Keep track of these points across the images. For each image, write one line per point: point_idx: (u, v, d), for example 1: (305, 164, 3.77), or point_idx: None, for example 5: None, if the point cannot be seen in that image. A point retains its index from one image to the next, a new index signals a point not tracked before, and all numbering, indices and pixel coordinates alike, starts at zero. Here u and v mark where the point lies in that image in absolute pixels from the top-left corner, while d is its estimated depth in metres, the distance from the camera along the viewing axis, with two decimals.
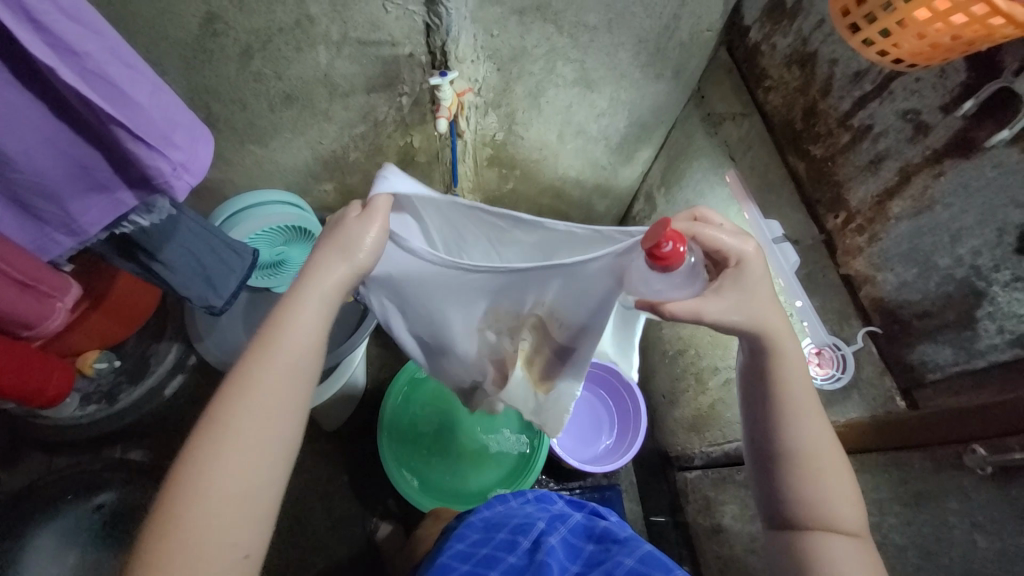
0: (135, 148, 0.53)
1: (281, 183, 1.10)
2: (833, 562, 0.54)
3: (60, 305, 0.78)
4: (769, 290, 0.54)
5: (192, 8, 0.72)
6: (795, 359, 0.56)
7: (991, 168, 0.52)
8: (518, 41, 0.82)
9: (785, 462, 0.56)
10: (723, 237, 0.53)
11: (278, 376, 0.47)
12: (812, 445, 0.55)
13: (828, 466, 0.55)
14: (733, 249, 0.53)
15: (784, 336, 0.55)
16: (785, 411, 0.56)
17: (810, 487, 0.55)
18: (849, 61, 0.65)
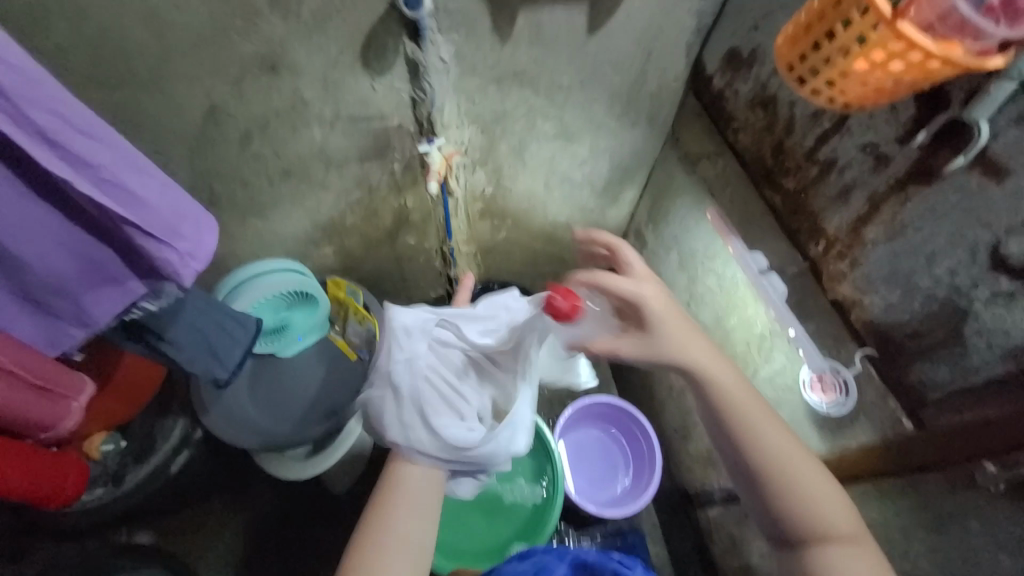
0: (145, 242, 0.56)
1: (281, 251, 1.14)
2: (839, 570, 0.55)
3: (74, 405, 0.79)
4: (688, 330, 0.65)
5: (195, 102, 0.77)
6: (720, 368, 0.64)
7: (953, 192, 0.55)
8: (499, 105, 0.88)
9: (762, 476, 0.59)
10: (624, 285, 0.66)
11: (402, 534, 0.60)
12: (779, 455, 0.59)
13: (801, 473, 0.58)
14: (635, 294, 0.65)
15: (719, 366, 0.64)
16: (740, 424, 0.61)
17: (791, 499, 0.58)
18: (806, 103, 0.70)
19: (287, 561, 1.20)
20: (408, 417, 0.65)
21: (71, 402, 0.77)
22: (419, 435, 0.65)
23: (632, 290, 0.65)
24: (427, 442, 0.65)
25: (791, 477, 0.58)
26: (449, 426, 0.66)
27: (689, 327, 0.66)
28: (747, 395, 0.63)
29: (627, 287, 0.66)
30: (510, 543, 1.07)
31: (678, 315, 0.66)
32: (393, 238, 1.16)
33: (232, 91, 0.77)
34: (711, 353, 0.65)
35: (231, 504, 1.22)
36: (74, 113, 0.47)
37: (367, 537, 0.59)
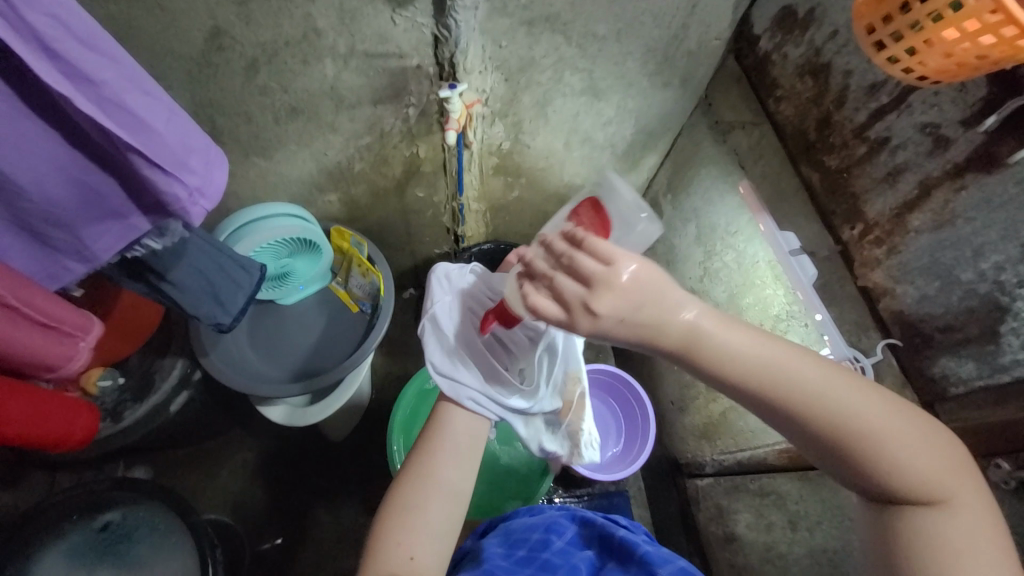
0: (152, 175, 0.52)
1: (284, 195, 1.09)
2: (946, 545, 0.43)
3: (82, 346, 0.68)
4: (663, 316, 0.45)
5: (197, 22, 0.70)
6: (715, 318, 0.46)
7: (1014, 183, 0.52)
8: (526, 52, 0.82)
9: (828, 442, 0.45)
10: (545, 302, 0.47)
11: (445, 472, 0.58)
12: (843, 411, 0.44)
13: (876, 429, 0.44)
14: (566, 310, 0.46)
15: (716, 322, 0.46)
16: (772, 381, 0.45)
17: (873, 464, 0.44)
18: (864, 74, 0.65)
19: (285, 499, 1.23)
20: (452, 354, 0.64)
21: (77, 342, 0.67)
22: (463, 370, 0.63)
23: (557, 313, 0.47)
24: (470, 378, 0.63)
25: (865, 440, 0.44)
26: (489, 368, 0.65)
27: (669, 315, 0.45)
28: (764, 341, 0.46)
29: (554, 311, 0.47)
30: (506, 500, 1.10)
31: (647, 325, 0.45)
32: (401, 190, 1.11)
33: (238, 13, 0.70)
34: (700, 313, 0.46)
35: (229, 448, 1.25)
36: (74, 20, 0.42)
37: (413, 481, 0.57)
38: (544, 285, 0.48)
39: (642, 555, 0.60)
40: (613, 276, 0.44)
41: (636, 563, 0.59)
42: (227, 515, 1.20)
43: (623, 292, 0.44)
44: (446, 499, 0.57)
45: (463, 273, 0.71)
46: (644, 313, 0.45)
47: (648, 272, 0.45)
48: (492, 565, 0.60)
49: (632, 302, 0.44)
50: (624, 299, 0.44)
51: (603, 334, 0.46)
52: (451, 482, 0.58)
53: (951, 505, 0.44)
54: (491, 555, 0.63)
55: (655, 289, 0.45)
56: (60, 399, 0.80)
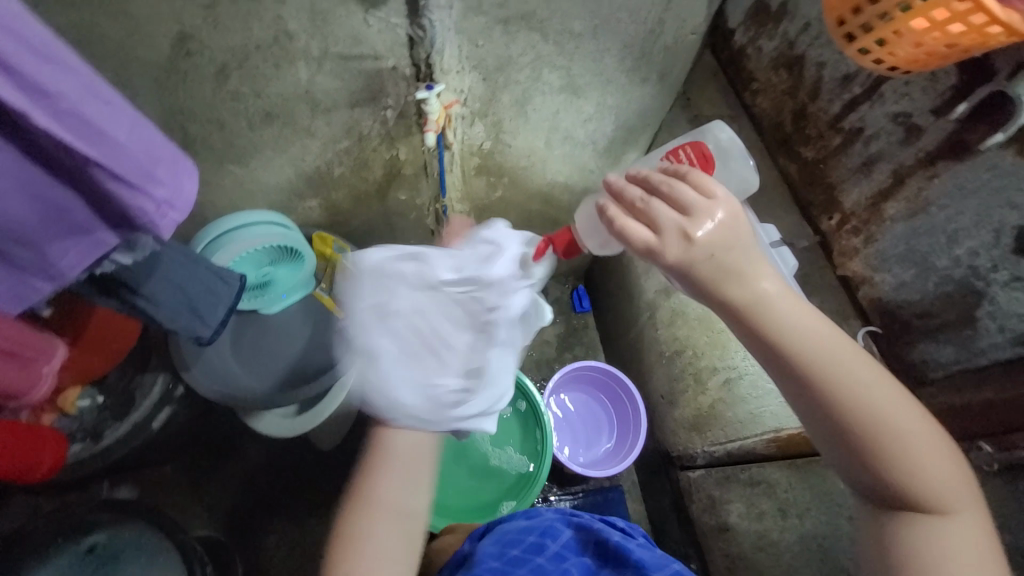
0: (116, 188, 0.51)
1: (262, 203, 1.06)
2: (939, 549, 0.47)
3: (46, 370, 0.83)
4: (753, 257, 0.48)
5: (163, 27, 0.68)
6: (789, 297, 0.49)
7: (986, 170, 0.53)
8: (503, 51, 0.81)
9: (859, 440, 0.48)
10: (636, 227, 0.48)
11: (396, 471, 0.66)
12: (885, 413, 0.48)
13: (910, 435, 0.48)
14: (658, 232, 0.47)
15: (786, 301, 0.48)
16: (826, 371, 0.48)
17: (896, 466, 0.48)
18: (837, 65, 0.66)
19: (276, 510, 1.21)
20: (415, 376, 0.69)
21: (41, 367, 0.82)
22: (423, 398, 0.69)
23: (647, 238, 0.48)
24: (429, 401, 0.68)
25: (892, 437, 0.48)
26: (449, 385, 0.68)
27: (749, 275, 0.47)
28: (817, 326, 0.49)
29: (645, 236, 0.48)
30: (499, 501, 1.09)
31: (730, 270, 0.47)
32: (382, 193, 1.09)
33: (206, 17, 0.68)
34: (778, 287, 0.48)
35: (216, 463, 1.23)
36: (27, 31, 0.40)
37: (361, 499, 0.64)
38: (635, 213, 0.49)
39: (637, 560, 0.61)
40: (712, 209, 0.46)
41: (632, 569, 0.60)
42: (216, 530, 1.18)
43: (720, 228, 0.46)
44: (398, 496, 0.65)
45: (389, 263, 0.72)
46: (733, 257, 0.47)
47: (740, 215, 0.47)
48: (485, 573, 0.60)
49: (724, 242, 0.46)
50: (728, 235, 0.46)
51: (687, 265, 0.47)
52: (393, 497, 0.65)
53: (954, 518, 0.48)
54: (485, 560, 0.63)
55: (743, 238, 0.47)
56: (28, 426, 0.86)
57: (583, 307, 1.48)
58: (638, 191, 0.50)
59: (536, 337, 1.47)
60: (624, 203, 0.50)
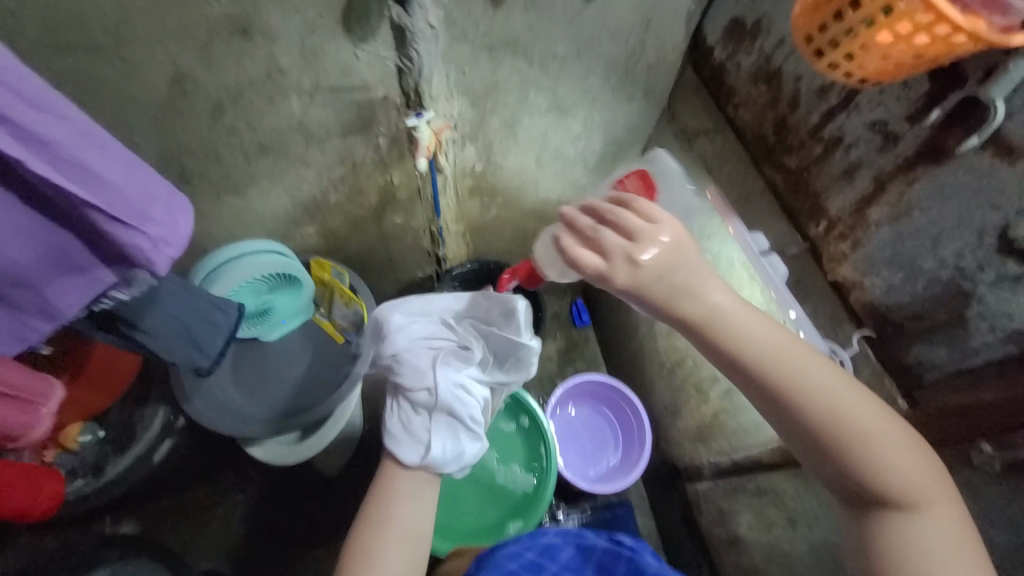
0: (112, 228, 0.52)
1: (260, 232, 1.08)
2: (916, 546, 0.46)
3: (45, 412, 0.77)
4: (700, 270, 0.50)
5: (159, 69, 0.71)
6: (736, 304, 0.50)
7: (964, 172, 0.54)
8: (490, 76, 0.83)
9: (823, 442, 0.49)
10: (585, 253, 0.52)
11: (407, 511, 0.59)
12: (846, 415, 0.48)
13: (869, 434, 0.48)
14: (609, 257, 0.51)
15: (736, 311, 0.50)
16: (788, 377, 0.49)
17: (859, 464, 0.48)
18: (813, 77, 0.68)
19: (281, 539, 1.20)
20: (449, 426, 0.64)
21: (39, 409, 0.75)
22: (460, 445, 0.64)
23: (598, 266, 0.51)
24: (467, 447, 0.64)
25: (856, 438, 0.48)
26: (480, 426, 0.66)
27: (699, 290, 0.50)
28: (766, 330, 0.50)
29: (597, 262, 0.51)
30: (504, 522, 1.08)
31: (677, 292, 0.50)
32: (379, 217, 1.11)
33: (200, 58, 0.70)
34: (725, 297, 0.50)
35: (219, 495, 1.21)
36: (27, 84, 0.43)
37: (372, 528, 0.57)
38: (586, 240, 0.53)
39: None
40: (655, 233, 0.50)
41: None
42: (221, 562, 1.17)
43: (664, 252, 0.50)
44: (409, 539, 0.58)
45: (406, 317, 0.70)
46: (680, 276, 0.50)
47: (683, 236, 0.51)
48: None
49: (669, 265, 0.49)
50: (674, 254, 0.50)
51: (641, 287, 0.50)
52: (408, 523, 0.58)
53: (926, 513, 0.47)
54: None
55: (687, 258, 0.50)
56: (21, 465, 0.83)
57: (582, 321, 1.48)
58: (589, 221, 0.54)
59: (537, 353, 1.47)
60: (577, 233, 0.54)
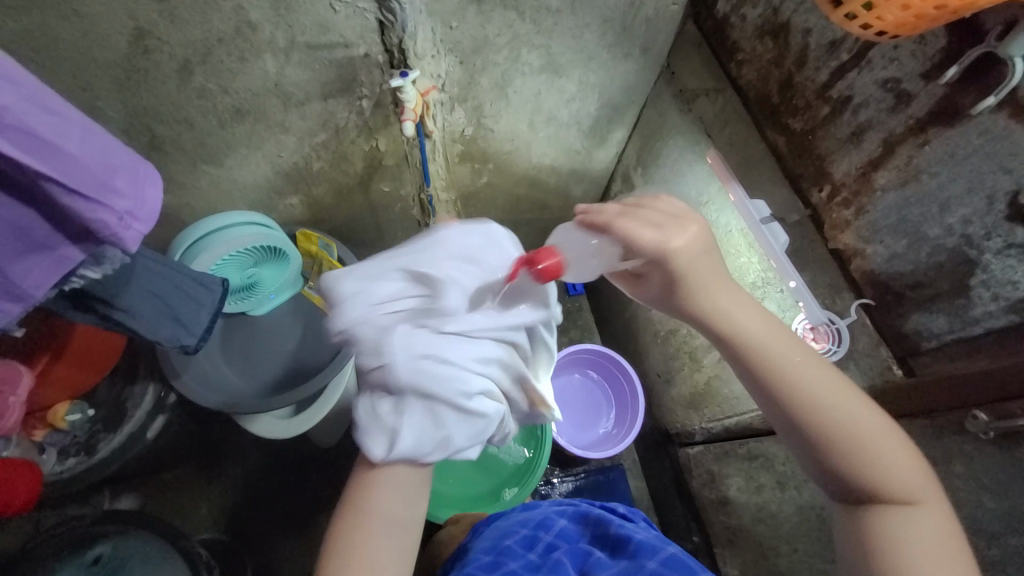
0: (72, 202, 0.49)
1: (242, 203, 1.03)
2: (905, 539, 0.48)
3: (14, 399, 0.83)
4: (715, 264, 0.56)
5: (116, 24, 0.65)
6: (740, 301, 0.56)
7: (977, 135, 0.52)
8: (479, 31, 0.78)
9: (821, 441, 0.52)
10: (636, 229, 0.55)
11: (388, 509, 0.55)
12: (846, 417, 0.51)
13: (867, 436, 0.51)
14: (652, 238, 0.54)
15: (741, 307, 0.56)
16: (791, 377, 0.53)
17: (858, 464, 0.51)
18: (823, 31, 0.64)
19: (279, 508, 1.21)
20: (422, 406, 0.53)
21: (7, 397, 0.83)
22: (439, 427, 0.53)
23: (642, 238, 0.54)
24: (453, 429, 0.54)
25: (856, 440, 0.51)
26: (468, 403, 0.54)
27: (714, 279, 0.56)
28: (772, 329, 0.55)
29: (649, 234, 0.55)
30: (502, 489, 1.11)
31: (706, 268, 0.56)
32: (365, 186, 1.06)
33: (161, 11, 0.64)
34: (731, 292, 0.56)
35: (215, 468, 1.22)
36: None
37: (357, 521, 0.55)
38: (627, 216, 0.55)
39: (633, 547, 0.61)
40: (686, 225, 0.56)
41: (627, 555, 0.61)
42: (221, 532, 1.18)
43: (693, 241, 0.55)
44: (392, 536, 0.56)
45: (354, 278, 0.55)
46: (702, 264, 0.56)
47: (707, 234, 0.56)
48: (479, 568, 0.60)
49: (700, 246, 0.55)
50: (704, 247, 0.56)
51: (687, 257, 0.55)
52: (394, 516, 0.56)
53: (921, 509, 0.50)
54: (479, 555, 0.63)
55: (709, 250, 0.56)
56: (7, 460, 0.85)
57: (576, 290, 1.46)
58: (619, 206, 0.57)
59: None
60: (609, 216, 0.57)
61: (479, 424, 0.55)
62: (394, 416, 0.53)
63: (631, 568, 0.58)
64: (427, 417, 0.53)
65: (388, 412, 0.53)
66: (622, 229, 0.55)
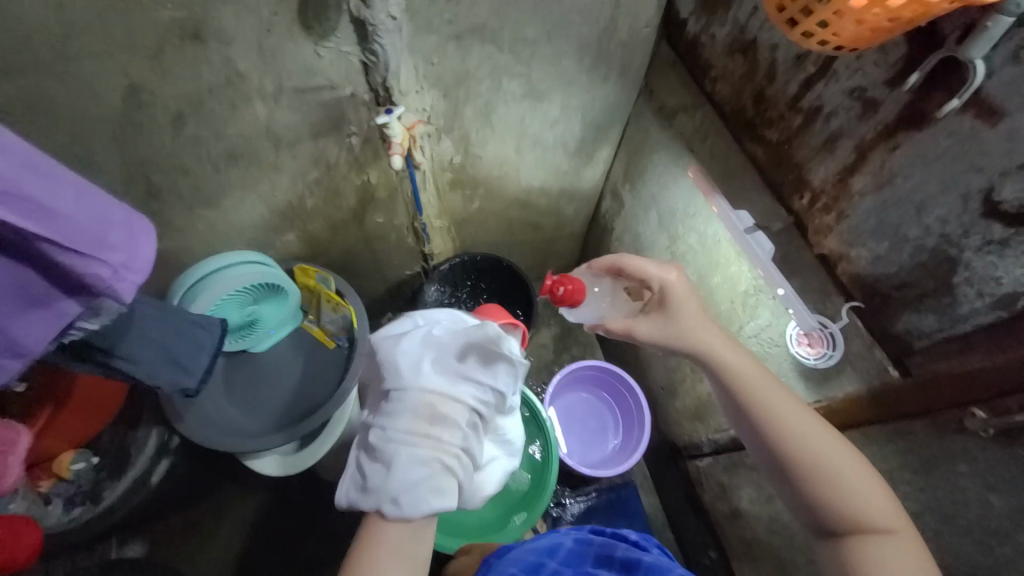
0: (68, 259, 0.52)
1: (239, 244, 1.04)
2: (878, 563, 0.54)
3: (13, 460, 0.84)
4: (697, 310, 0.70)
5: (111, 82, 0.67)
6: (726, 339, 0.68)
7: (945, 136, 0.53)
8: (460, 66, 0.81)
9: (792, 468, 0.60)
10: (650, 266, 0.72)
11: (394, 545, 0.56)
12: (813, 449, 0.59)
13: (831, 465, 0.58)
14: (662, 279, 0.72)
15: (722, 347, 0.67)
16: (767, 411, 0.62)
17: (830, 494, 0.58)
18: (788, 46, 0.67)
19: (288, 547, 1.19)
20: (379, 453, 0.59)
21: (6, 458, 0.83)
22: (384, 469, 0.57)
23: (657, 272, 0.72)
24: (402, 478, 0.56)
25: (823, 470, 0.58)
26: (415, 449, 0.58)
27: (696, 322, 0.69)
28: (752, 368, 0.66)
29: (656, 268, 0.72)
30: (510, 516, 1.08)
31: (697, 306, 0.71)
32: (359, 218, 1.08)
33: (153, 67, 0.67)
34: (718, 329, 0.70)
35: (220, 509, 1.21)
36: None
37: (364, 557, 0.55)
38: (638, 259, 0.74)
39: (640, 568, 0.62)
40: (668, 271, 0.72)
41: None
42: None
43: (677, 285, 0.71)
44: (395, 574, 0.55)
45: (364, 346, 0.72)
46: (687, 307, 0.70)
47: (685, 281, 0.72)
48: None
49: (689, 286, 0.72)
50: (688, 295, 0.71)
51: (682, 290, 0.71)
52: (400, 553, 0.56)
53: (898, 537, 0.55)
54: None
55: (687, 293, 0.71)
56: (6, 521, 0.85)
57: None
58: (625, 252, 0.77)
59: (532, 343, 1.46)
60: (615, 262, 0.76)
61: (428, 473, 0.57)
62: (362, 461, 0.61)
63: None
64: (381, 463, 0.58)
65: (360, 459, 0.61)
66: (638, 266, 0.73)
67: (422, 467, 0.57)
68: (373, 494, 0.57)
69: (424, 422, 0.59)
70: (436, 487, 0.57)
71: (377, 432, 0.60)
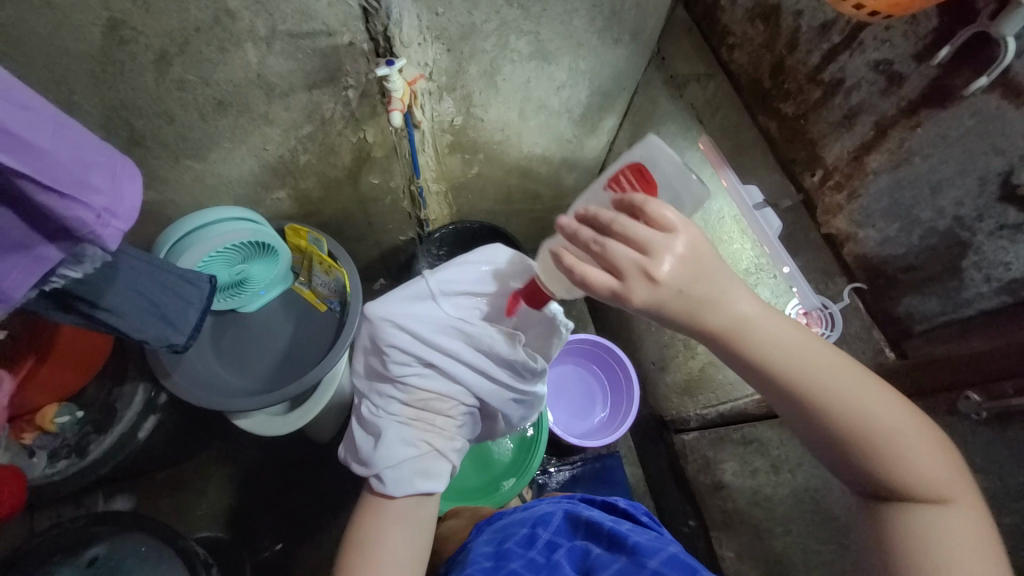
0: (48, 201, 0.49)
1: (227, 199, 1.00)
2: (927, 538, 0.46)
3: None
4: (701, 306, 0.46)
5: (89, 15, 0.62)
6: (762, 309, 0.48)
7: (969, 116, 0.52)
8: (466, 18, 0.76)
9: (836, 438, 0.48)
10: (598, 278, 0.46)
11: (396, 511, 0.57)
12: (867, 418, 0.47)
13: (890, 433, 0.47)
14: (621, 294, 0.45)
15: (760, 321, 0.47)
16: (821, 374, 0.47)
17: (883, 465, 0.47)
18: (814, 13, 0.64)
19: (276, 504, 1.21)
20: (370, 428, 0.62)
21: None
22: (378, 446, 0.59)
23: (613, 286, 0.46)
24: (393, 457, 0.58)
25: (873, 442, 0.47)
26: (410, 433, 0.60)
27: (721, 301, 0.46)
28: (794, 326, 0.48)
29: (606, 281, 0.46)
30: (501, 479, 1.11)
31: (700, 298, 0.46)
32: (354, 178, 1.04)
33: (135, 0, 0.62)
34: (750, 302, 0.48)
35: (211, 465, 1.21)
36: None
37: (369, 520, 0.57)
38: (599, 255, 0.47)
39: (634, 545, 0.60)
40: (653, 268, 0.44)
41: (626, 552, 0.60)
42: (220, 529, 1.17)
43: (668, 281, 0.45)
44: (401, 533, 0.56)
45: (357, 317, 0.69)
46: (694, 297, 0.46)
47: (702, 247, 0.45)
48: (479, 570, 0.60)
49: (674, 289, 0.45)
50: (687, 286, 0.45)
51: (654, 305, 0.45)
52: (405, 515, 0.57)
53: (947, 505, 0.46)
54: (478, 557, 0.63)
55: (703, 274, 0.45)
56: None
57: None
58: (591, 230, 0.47)
59: None
60: (580, 244, 0.48)
61: (421, 456, 0.60)
62: (361, 431, 0.63)
63: (631, 566, 0.57)
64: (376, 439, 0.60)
65: (357, 428, 0.63)
66: (585, 280, 0.47)
67: (410, 449, 0.59)
68: (366, 465, 0.60)
69: (423, 407, 0.62)
70: (430, 466, 0.60)
71: (376, 411, 0.62)
